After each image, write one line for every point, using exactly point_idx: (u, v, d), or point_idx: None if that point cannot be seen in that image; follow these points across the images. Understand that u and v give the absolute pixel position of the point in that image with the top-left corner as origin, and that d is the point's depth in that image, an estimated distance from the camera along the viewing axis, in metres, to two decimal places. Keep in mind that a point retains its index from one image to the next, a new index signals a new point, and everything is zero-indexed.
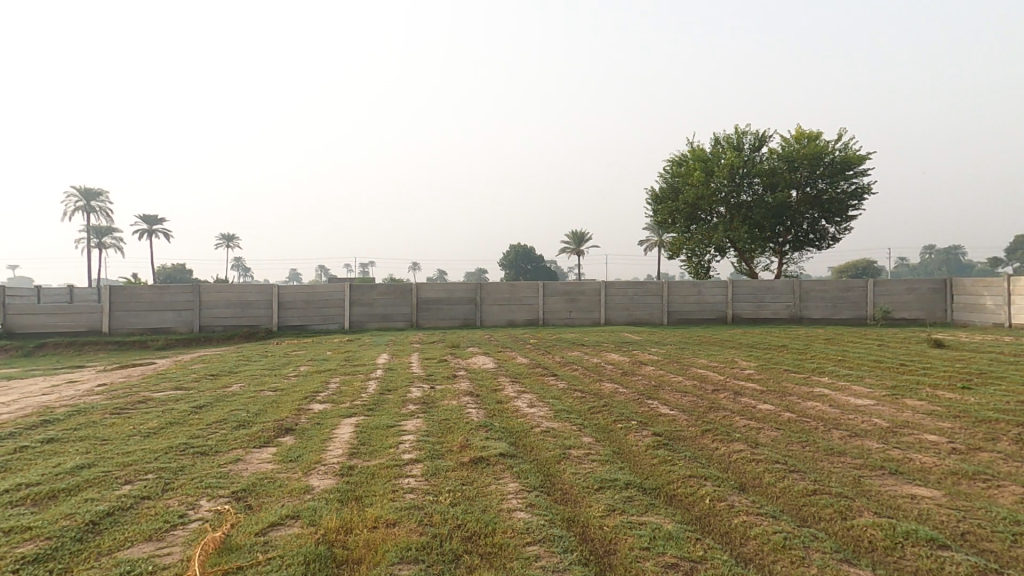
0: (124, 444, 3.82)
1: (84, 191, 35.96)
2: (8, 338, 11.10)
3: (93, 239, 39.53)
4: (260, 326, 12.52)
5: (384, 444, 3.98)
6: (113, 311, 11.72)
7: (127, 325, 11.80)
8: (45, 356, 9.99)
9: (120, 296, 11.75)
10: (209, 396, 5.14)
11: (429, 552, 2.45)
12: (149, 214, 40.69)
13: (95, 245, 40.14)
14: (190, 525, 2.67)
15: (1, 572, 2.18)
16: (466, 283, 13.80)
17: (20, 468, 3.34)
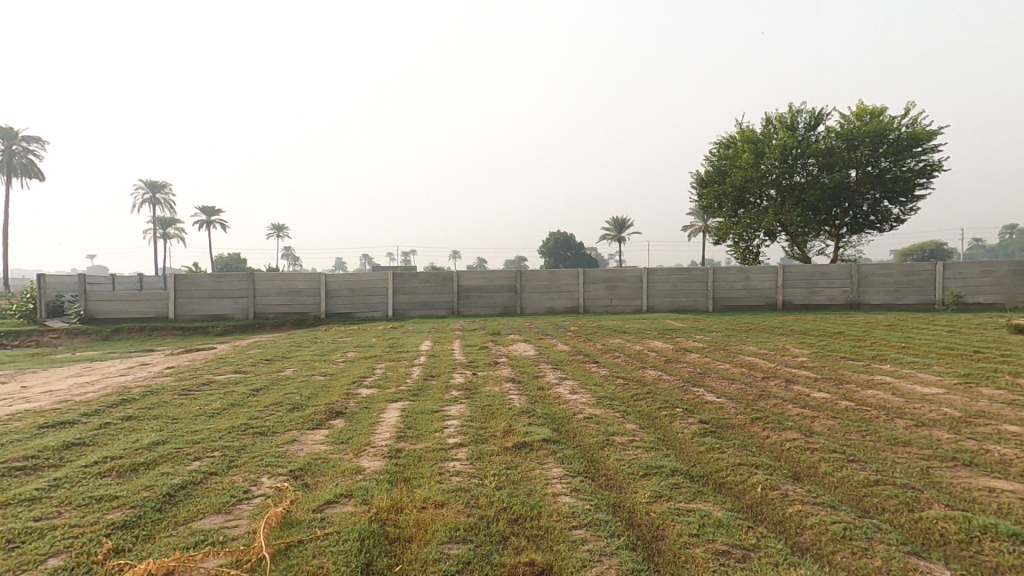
0: (192, 422, 4.05)
1: (152, 183, 37.95)
2: (88, 323, 11.92)
3: (157, 230, 41.84)
4: (309, 313, 12.97)
5: (430, 429, 4.07)
6: (177, 298, 12.36)
7: (189, 312, 12.44)
8: (120, 340, 10.69)
9: (183, 284, 12.38)
10: (265, 380, 5.38)
11: (477, 533, 2.51)
12: (208, 206, 42.92)
13: (159, 235, 42.46)
14: (254, 500, 2.83)
15: (96, 535, 2.37)
16: (507, 271, 13.85)
17: (105, 441, 3.61)
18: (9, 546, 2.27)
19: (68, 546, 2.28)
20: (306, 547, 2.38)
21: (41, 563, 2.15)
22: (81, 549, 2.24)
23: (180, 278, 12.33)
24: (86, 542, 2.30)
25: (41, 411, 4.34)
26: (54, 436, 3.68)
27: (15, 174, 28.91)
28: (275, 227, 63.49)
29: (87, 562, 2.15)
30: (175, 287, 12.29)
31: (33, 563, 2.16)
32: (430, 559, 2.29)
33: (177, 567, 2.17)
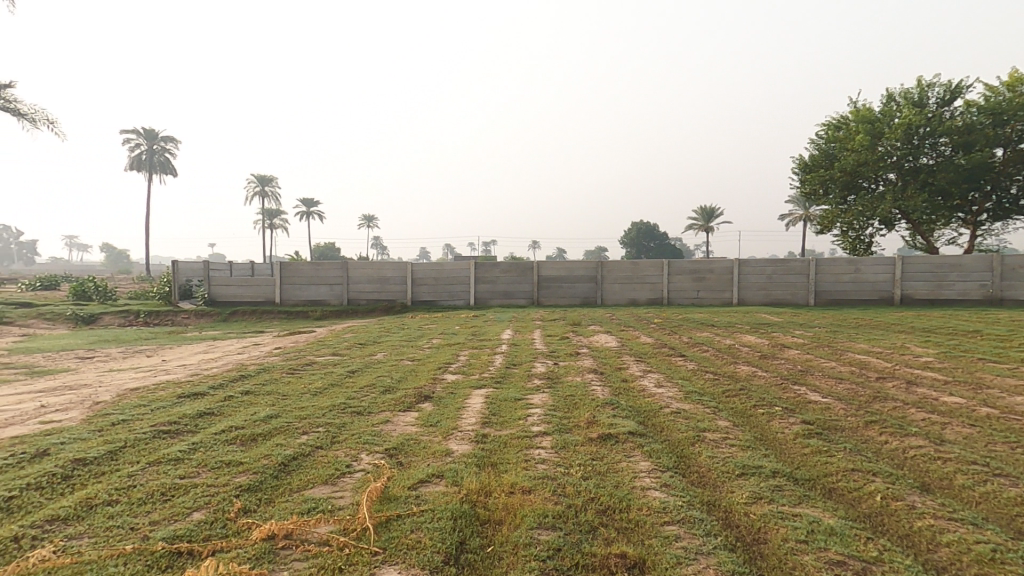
0: (299, 399, 4.38)
1: (262, 177, 41.39)
2: (210, 305, 13.25)
3: (266, 220, 45.69)
4: (397, 300, 13.57)
5: (513, 416, 4.11)
6: (283, 285, 13.38)
7: (292, 297, 13.41)
8: (236, 321, 11.81)
9: (287, 271, 13.41)
10: (359, 362, 5.70)
11: (565, 521, 2.50)
12: (308, 199, 46.18)
13: (267, 225, 46.30)
14: (356, 474, 3.02)
15: (227, 495, 2.62)
16: (587, 261, 13.69)
17: (228, 412, 4.00)
18: (162, 497, 2.58)
19: (207, 502, 2.55)
20: (404, 522, 2.49)
21: (187, 516, 2.42)
22: (217, 507, 2.50)
23: (285, 266, 13.37)
24: (220, 501, 2.56)
25: (176, 382, 4.90)
26: (187, 405, 4.13)
27: (155, 172, 32.42)
28: (366, 216, 67.03)
29: (223, 518, 2.39)
30: (281, 274, 13.32)
31: (181, 514, 2.43)
32: (521, 543, 2.31)
33: (295, 529, 2.37)
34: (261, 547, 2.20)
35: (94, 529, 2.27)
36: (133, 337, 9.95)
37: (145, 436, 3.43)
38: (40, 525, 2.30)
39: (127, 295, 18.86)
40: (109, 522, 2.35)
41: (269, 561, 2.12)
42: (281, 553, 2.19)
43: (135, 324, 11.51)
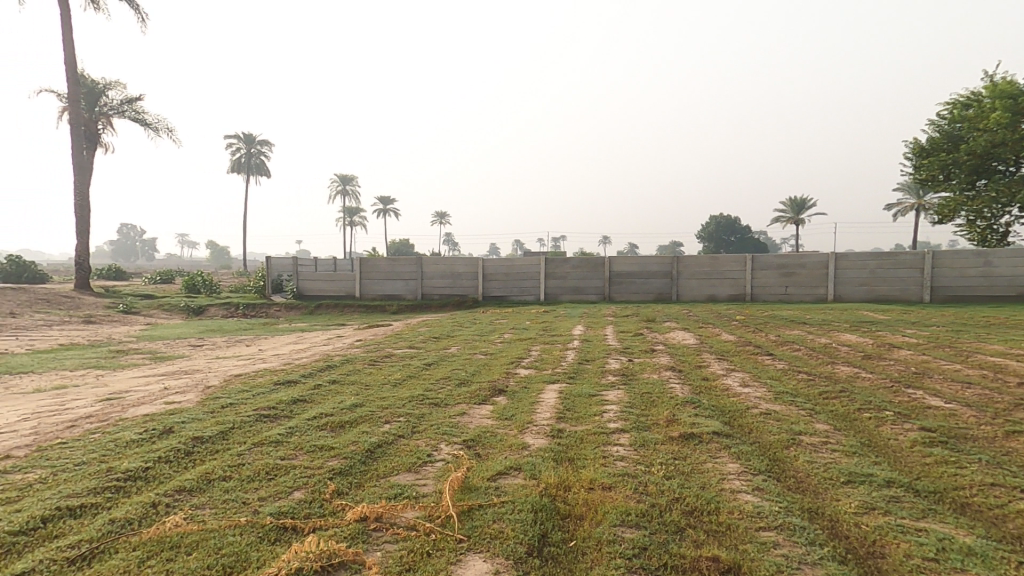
0: (381, 389, 4.53)
1: (343, 177, 43.70)
2: (299, 298, 14.20)
3: (347, 218, 48.24)
4: (468, 295, 13.83)
5: (588, 412, 4.01)
6: (363, 280, 14.00)
7: (371, 291, 14.01)
8: (321, 314, 12.57)
9: (366, 267, 14.02)
10: (435, 355, 5.82)
11: (650, 520, 2.37)
12: (386, 197, 48.24)
13: (348, 222, 48.82)
14: (436, 464, 3.07)
15: (322, 478, 2.84)
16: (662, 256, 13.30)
17: (318, 399, 4.25)
18: (268, 477, 2.89)
19: (306, 483, 2.80)
20: (485, 512, 2.48)
21: (289, 495, 2.67)
22: (314, 487, 2.73)
23: (364, 261, 13.98)
24: (317, 482, 2.79)
25: (272, 369, 5.29)
26: (282, 391, 4.44)
27: (252, 173, 35.13)
28: (439, 214, 69.02)
29: (320, 498, 2.61)
30: (360, 270, 13.97)
31: (285, 492, 2.70)
32: (604, 539, 2.22)
33: (384, 513, 2.48)
34: (355, 527, 2.35)
35: (215, 501, 2.63)
36: (234, 332, 10.90)
37: (250, 421, 3.78)
38: (175, 494, 2.71)
39: (229, 288, 20.69)
40: (226, 495, 2.69)
41: (363, 541, 2.26)
42: (373, 535, 2.32)
43: (236, 315, 12.60)
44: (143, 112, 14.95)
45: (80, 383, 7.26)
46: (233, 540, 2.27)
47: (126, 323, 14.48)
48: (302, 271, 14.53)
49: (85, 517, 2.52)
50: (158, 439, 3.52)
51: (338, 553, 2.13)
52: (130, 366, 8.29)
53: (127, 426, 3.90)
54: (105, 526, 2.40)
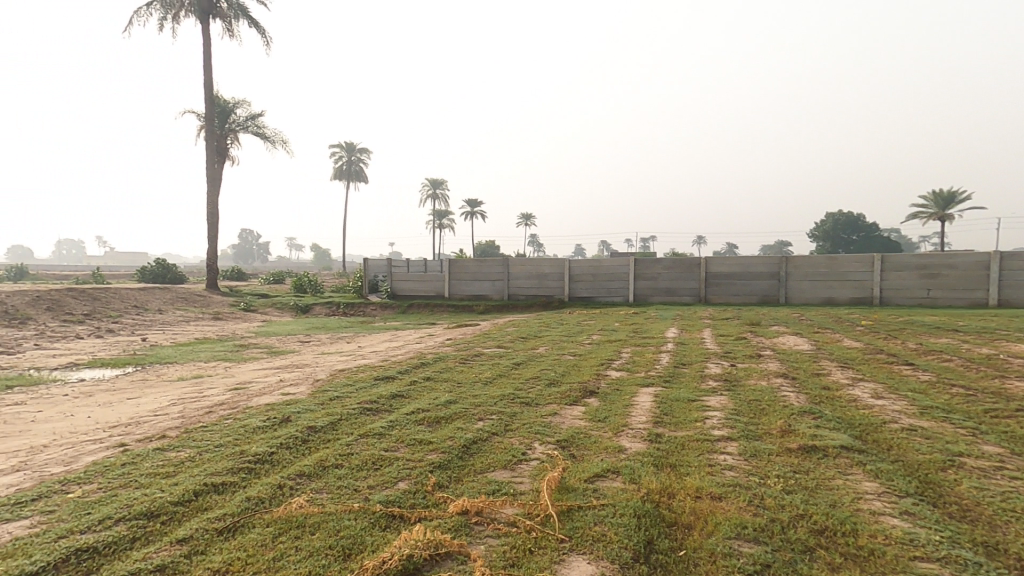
0: (472, 387, 4.60)
1: (434, 182, 45.76)
2: (393, 298, 14.97)
3: (436, 221, 50.42)
4: (554, 296, 13.81)
5: (689, 417, 3.80)
6: (451, 280, 14.46)
7: (459, 292, 14.42)
8: (413, 314, 13.15)
9: (455, 268, 14.46)
10: (523, 355, 5.83)
11: (772, 536, 2.17)
12: (472, 201, 50.35)
13: (437, 225, 50.95)
14: (531, 462, 3.05)
15: (423, 470, 2.91)
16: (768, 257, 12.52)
17: (416, 395, 4.41)
18: (374, 467, 3.01)
19: (409, 474, 2.88)
20: (585, 514, 2.40)
21: (393, 485, 2.76)
22: (417, 479, 2.80)
23: (453, 263, 14.41)
24: (419, 474, 2.87)
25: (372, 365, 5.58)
26: (381, 386, 4.66)
27: (351, 180, 37.72)
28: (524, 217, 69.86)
29: (423, 490, 2.68)
30: (449, 271, 14.44)
31: (391, 482, 2.79)
32: (718, 552, 2.06)
33: (484, 508, 2.49)
34: (457, 520, 2.38)
35: (331, 486, 2.78)
36: (337, 332, 11.72)
37: (355, 413, 4.00)
38: (296, 478, 2.91)
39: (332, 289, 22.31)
40: (340, 482, 2.84)
41: (466, 534, 2.28)
42: (475, 528, 2.34)
43: (337, 314, 13.71)
44: (263, 127, 16.41)
45: (211, 374, 8.15)
46: (349, 524, 2.39)
47: (246, 322, 16.08)
48: (395, 272, 15.30)
49: (225, 494, 2.79)
50: (278, 426, 3.84)
51: (444, 545, 2.17)
52: (249, 361, 9.17)
53: (251, 414, 4.29)
54: (243, 503, 2.64)
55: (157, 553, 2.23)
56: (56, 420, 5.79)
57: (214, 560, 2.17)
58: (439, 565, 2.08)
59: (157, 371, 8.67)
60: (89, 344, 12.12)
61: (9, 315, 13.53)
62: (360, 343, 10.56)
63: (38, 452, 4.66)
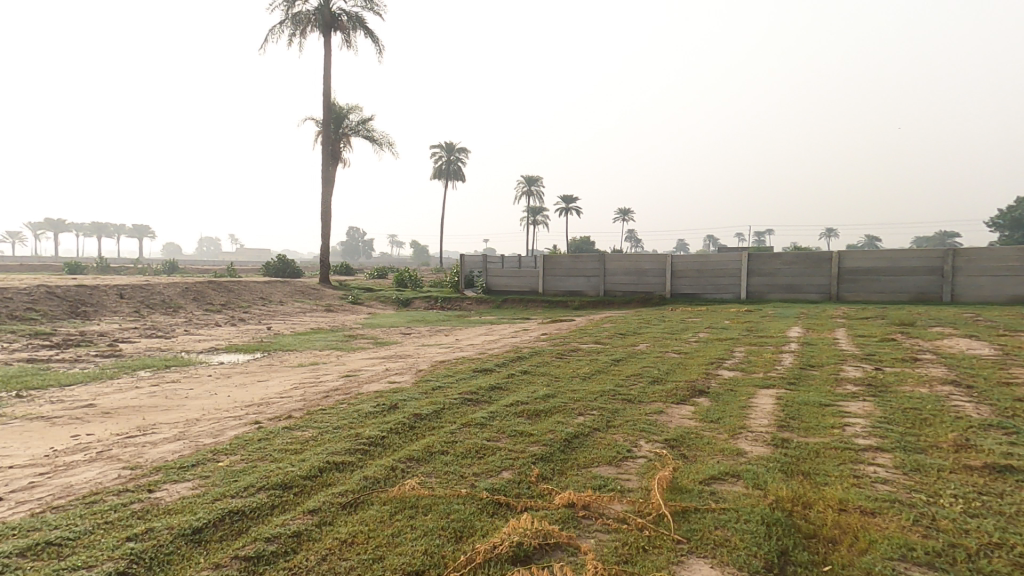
0: (570, 382, 4.61)
1: (529, 179, 46.40)
2: (488, 293, 15.40)
3: (530, 218, 51.07)
4: (654, 292, 13.44)
5: (822, 423, 3.51)
6: (546, 276, 14.61)
7: (554, 287, 14.54)
8: (507, 309, 13.43)
9: (549, 263, 14.60)
10: (622, 351, 5.72)
11: (949, 562, 1.94)
12: (568, 198, 50.01)
13: (531, 221, 51.56)
14: (637, 460, 2.99)
15: (526, 461, 2.97)
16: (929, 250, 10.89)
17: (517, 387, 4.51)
18: (478, 455, 3.12)
19: (512, 464, 2.95)
20: (703, 516, 2.31)
21: (499, 473, 2.85)
22: (520, 470, 2.87)
23: (548, 258, 14.55)
24: (523, 465, 2.93)
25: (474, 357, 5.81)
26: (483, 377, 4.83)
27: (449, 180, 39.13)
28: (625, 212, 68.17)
29: (527, 480, 2.73)
30: (544, 266, 14.60)
31: (495, 471, 2.88)
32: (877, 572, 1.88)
33: (591, 502, 2.49)
34: (565, 512, 2.40)
35: (439, 471, 2.92)
36: (435, 325, 12.26)
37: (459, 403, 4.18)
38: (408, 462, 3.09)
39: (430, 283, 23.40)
40: (447, 467, 2.98)
41: (574, 527, 2.29)
42: (583, 522, 2.34)
43: (434, 307, 14.49)
44: (372, 131, 17.53)
45: (326, 362, 8.91)
46: (458, 507, 2.50)
47: (354, 314, 17.35)
48: (489, 266, 15.72)
49: (346, 472, 3.03)
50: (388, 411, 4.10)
51: (553, 536, 2.20)
52: (358, 350, 9.91)
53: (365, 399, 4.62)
54: (362, 482, 2.86)
55: (294, 521, 2.48)
56: (203, 398, 6.64)
57: (341, 531, 2.37)
58: (550, 555, 2.12)
59: (281, 357, 9.63)
60: (226, 332, 13.74)
61: (165, 304, 15.72)
62: (456, 337, 10.97)
63: (193, 424, 5.38)
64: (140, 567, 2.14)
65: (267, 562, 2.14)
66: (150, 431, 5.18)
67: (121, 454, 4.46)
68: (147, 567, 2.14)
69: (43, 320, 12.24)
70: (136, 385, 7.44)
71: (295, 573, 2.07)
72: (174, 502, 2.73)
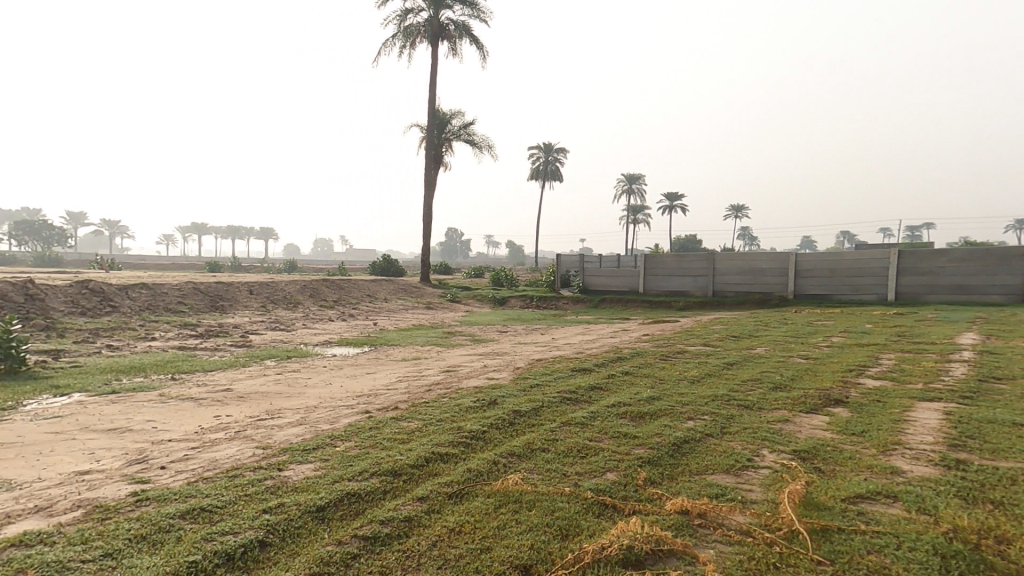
0: (677, 385, 4.48)
1: (630, 178, 45.53)
2: (585, 293, 15.30)
3: (631, 217, 50.13)
4: (774, 293, 12.60)
5: (1018, 445, 3.05)
6: (647, 276, 14.27)
7: (655, 287, 14.15)
8: (605, 308, 13.27)
9: (651, 263, 14.25)
10: (736, 355, 5.43)
11: None
12: (672, 194, 48.11)
13: (632, 220, 50.53)
14: (761, 470, 2.83)
15: (630, 465, 2.94)
16: None
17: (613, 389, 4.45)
18: (581, 454, 3.15)
19: (616, 466, 2.95)
20: (850, 538, 2.13)
21: (603, 474, 2.86)
22: (625, 472, 2.85)
23: (650, 258, 14.21)
24: (627, 467, 2.92)
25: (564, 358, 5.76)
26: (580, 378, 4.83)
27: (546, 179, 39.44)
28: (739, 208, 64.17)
29: (633, 483, 2.71)
30: (645, 266, 14.27)
31: (599, 472, 2.88)
32: None
33: (708, 511, 2.39)
34: (678, 519, 2.34)
35: (540, 467, 2.98)
36: (530, 324, 12.43)
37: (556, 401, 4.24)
38: (507, 457, 3.20)
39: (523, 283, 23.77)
40: (549, 465, 3.03)
41: (690, 535, 2.22)
42: (699, 531, 2.26)
43: (530, 306, 14.64)
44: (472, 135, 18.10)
45: (427, 357, 9.37)
46: (562, 505, 2.53)
47: (451, 312, 18.08)
48: (587, 267, 15.64)
49: (450, 463, 3.19)
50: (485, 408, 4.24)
51: (667, 543, 2.15)
52: (457, 347, 10.33)
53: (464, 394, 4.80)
54: (466, 473, 3.01)
55: (404, 506, 2.67)
56: (320, 387, 7.28)
57: (449, 520, 2.49)
58: (664, 562, 2.06)
59: (386, 351, 10.29)
60: (337, 326, 14.95)
61: (286, 300, 17.42)
62: (553, 336, 11.03)
63: (312, 410, 5.92)
64: (273, 538, 2.41)
65: (382, 544, 2.32)
66: (277, 415, 5.79)
67: (254, 434, 5.01)
68: (282, 538, 2.40)
69: (190, 312, 14.12)
70: (264, 372, 8.36)
71: (409, 556, 2.22)
72: (298, 481, 3.05)
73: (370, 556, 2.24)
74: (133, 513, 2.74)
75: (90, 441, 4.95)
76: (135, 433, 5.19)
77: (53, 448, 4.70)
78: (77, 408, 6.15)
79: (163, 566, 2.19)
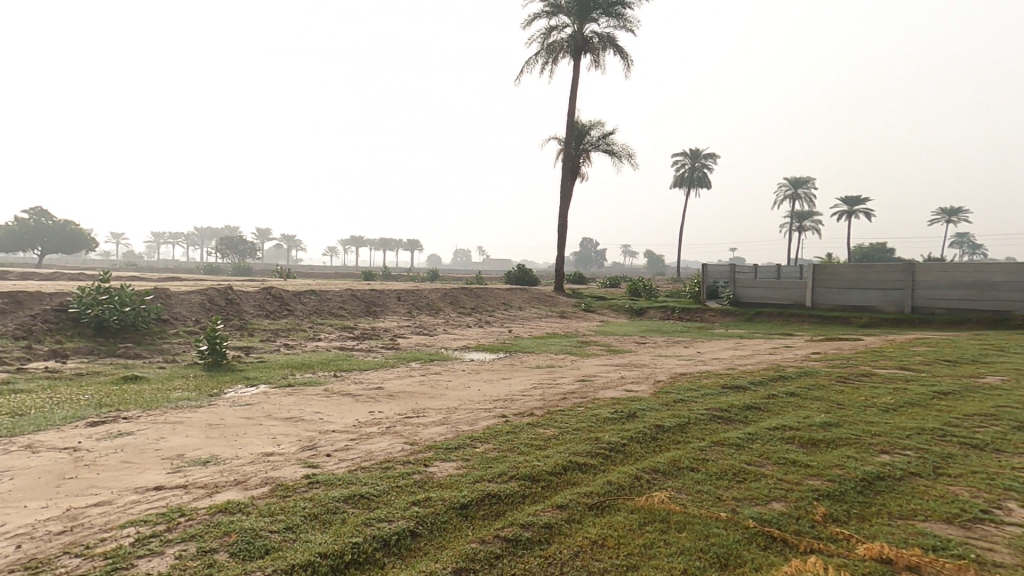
0: (867, 412, 5.13)
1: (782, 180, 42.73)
2: (735, 305, 15.46)
3: (788, 222, 46.59)
4: (1013, 311, 11.09)
5: None
6: (816, 289, 13.88)
7: (828, 301, 13.70)
8: (763, 324, 13.28)
9: (821, 275, 13.80)
10: (956, 385, 5.69)
11: None
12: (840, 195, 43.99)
13: (791, 225, 47.23)
14: (1005, 527, 3.06)
15: (812, 495, 3.59)
16: None
17: (739, 423, 5.17)
18: (742, 479, 3.91)
19: (785, 497, 3.56)
20: None
21: (775, 502, 3.50)
22: (797, 505, 3.44)
23: (825, 271, 13.72)
24: (800, 500, 3.51)
25: (717, 397, 6.53)
26: (703, 410, 5.61)
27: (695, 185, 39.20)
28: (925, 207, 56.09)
29: (809, 518, 3.27)
30: (814, 278, 13.89)
31: (763, 500, 3.54)
32: None
33: (922, 564, 2.74)
34: (876, 566, 2.77)
35: (687, 488, 3.78)
36: (672, 342, 12.58)
37: (691, 435, 4.99)
38: (651, 472, 4.12)
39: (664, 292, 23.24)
40: (697, 485, 3.85)
41: None
42: None
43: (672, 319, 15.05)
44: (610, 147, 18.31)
45: (562, 365, 10.16)
46: (714, 528, 3.20)
47: (585, 320, 18.28)
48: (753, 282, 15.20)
49: (584, 473, 4.21)
50: (623, 420, 5.58)
51: None
52: (592, 357, 11.23)
53: (600, 406, 6.24)
54: (605, 484, 3.95)
55: (544, 511, 3.57)
56: (459, 389, 8.17)
57: (587, 532, 3.29)
58: None
59: (522, 356, 11.28)
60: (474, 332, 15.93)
61: (429, 307, 18.85)
62: (698, 348, 10.98)
63: (452, 411, 6.78)
64: (422, 529, 3.41)
65: (523, 546, 3.17)
66: (420, 414, 6.72)
67: (401, 430, 5.92)
68: (427, 531, 3.39)
69: (348, 316, 16.09)
70: (410, 372, 9.64)
71: (551, 560, 3.03)
72: (443, 478, 4.22)
73: (509, 555, 3.10)
74: (307, 493, 4.05)
75: (273, 427, 6.30)
76: (306, 423, 6.48)
77: (247, 431, 6.09)
78: (262, 398, 7.76)
79: (334, 542, 3.24)
